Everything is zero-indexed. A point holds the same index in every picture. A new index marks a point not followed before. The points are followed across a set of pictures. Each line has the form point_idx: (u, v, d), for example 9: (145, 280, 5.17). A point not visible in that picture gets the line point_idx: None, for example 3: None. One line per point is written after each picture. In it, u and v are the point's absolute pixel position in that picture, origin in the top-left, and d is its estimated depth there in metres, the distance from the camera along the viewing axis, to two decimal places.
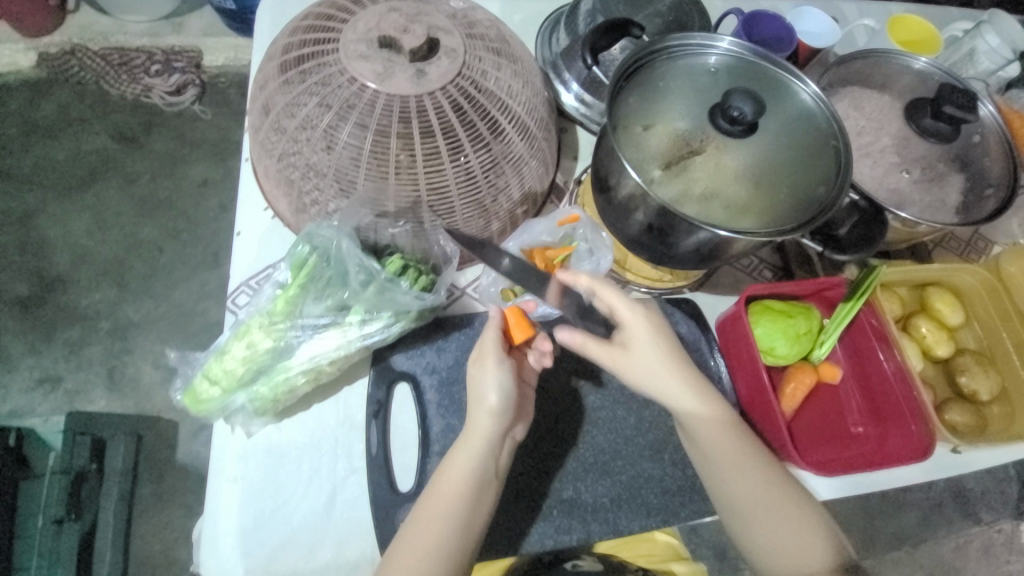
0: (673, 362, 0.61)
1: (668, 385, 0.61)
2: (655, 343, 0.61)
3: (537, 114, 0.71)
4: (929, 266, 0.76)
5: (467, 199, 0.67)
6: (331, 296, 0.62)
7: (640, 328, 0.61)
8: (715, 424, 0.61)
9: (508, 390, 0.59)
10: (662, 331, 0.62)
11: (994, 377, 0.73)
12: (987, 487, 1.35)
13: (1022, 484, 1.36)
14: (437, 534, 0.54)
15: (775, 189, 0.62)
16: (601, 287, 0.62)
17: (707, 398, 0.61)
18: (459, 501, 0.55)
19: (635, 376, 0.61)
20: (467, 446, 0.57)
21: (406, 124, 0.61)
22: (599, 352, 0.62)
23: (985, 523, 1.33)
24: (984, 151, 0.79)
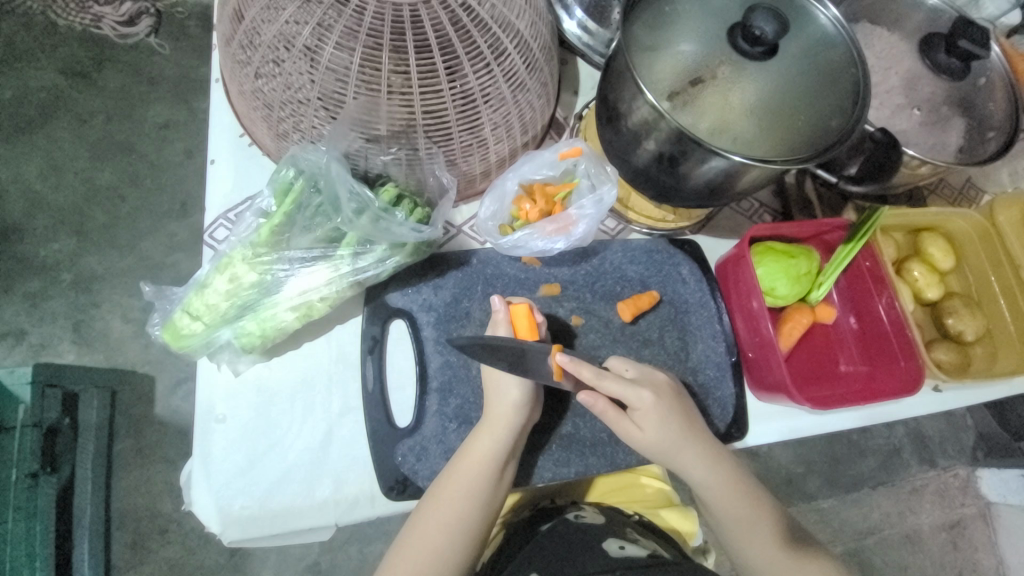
0: (676, 426, 0.62)
1: (665, 433, 0.62)
2: (665, 424, 0.61)
3: (540, 37, 0.66)
4: (926, 211, 0.77)
5: (464, 127, 0.62)
6: (320, 226, 0.58)
7: (649, 411, 0.60)
8: (703, 452, 0.63)
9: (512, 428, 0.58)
10: (671, 409, 0.62)
11: (980, 319, 0.75)
12: (944, 434, 1.45)
13: (978, 430, 1.45)
14: (436, 548, 0.55)
15: (790, 120, 0.60)
16: (604, 377, 0.59)
17: (708, 455, 0.63)
18: (455, 529, 0.56)
19: (643, 447, 0.62)
20: (489, 433, 0.58)
21: (400, 35, 0.56)
22: (613, 423, 0.62)
23: (941, 467, 1.43)
24: (991, 93, 0.78)
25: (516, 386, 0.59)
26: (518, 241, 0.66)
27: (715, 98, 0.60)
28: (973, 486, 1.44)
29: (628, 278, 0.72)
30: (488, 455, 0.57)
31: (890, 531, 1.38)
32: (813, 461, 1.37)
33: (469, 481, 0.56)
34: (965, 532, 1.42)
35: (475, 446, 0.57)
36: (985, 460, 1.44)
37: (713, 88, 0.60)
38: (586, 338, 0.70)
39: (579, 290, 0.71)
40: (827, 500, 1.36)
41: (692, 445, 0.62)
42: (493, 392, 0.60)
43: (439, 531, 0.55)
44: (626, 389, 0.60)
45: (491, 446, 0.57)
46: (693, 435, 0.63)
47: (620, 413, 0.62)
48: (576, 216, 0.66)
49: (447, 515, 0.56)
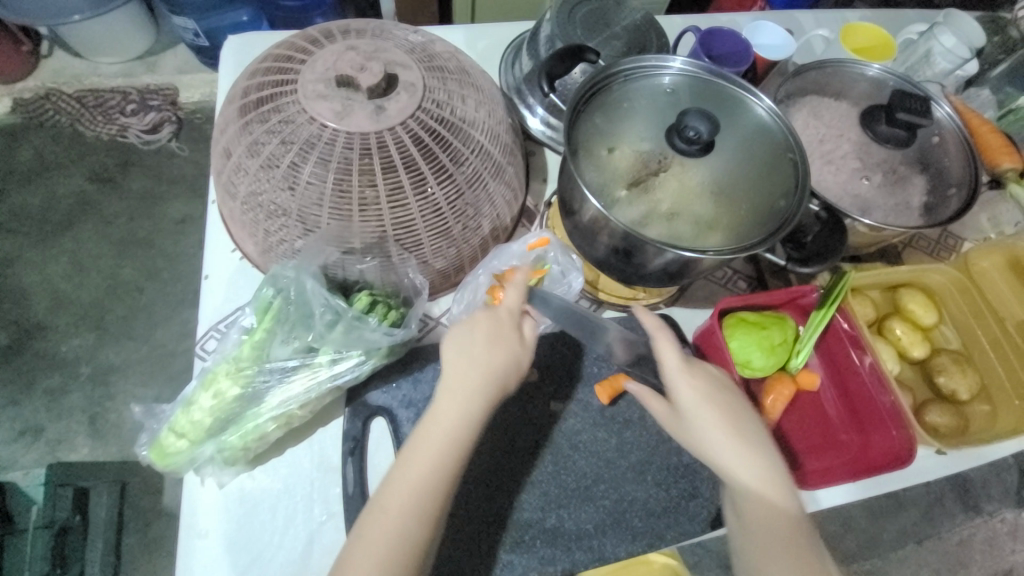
0: (733, 431, 0.59)
1: (709, 442, 0.60)
2: (706, 409, 0.60)
3: (501, 142, 0.72)
4: (898, 269, 0.77)
5: (435, 231, 0.67)
6: (297, 338, 0.60)
7: (691, 389, 0.61)
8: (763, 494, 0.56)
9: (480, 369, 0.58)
10: (712, 393, 0.61)
11: (972, 376, 0.73)
12: None
13: None
14: (397, 525, 0.51)
15: (740, 203, 0.63)
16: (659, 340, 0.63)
17: (749, 447, 0.59)
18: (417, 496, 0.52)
19: (687, 437, 0.62)
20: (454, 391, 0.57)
21: (368, 159, 0.62)
22: (659, 409, 0.63)
23: None
24: (944, 151, 0.80)
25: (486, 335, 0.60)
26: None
27: (667, 188, 0.63)
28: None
29: (605, 357, 0.73)
30: (459, 409, 0.56)
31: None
32: None
33: (442, 445, 0.54)
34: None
35: (443, 403, 0.56)
36: None
37: (665, 178, 0.63)
38: (566, 422, 0.69)
39: (557, 374, 0.72)
40: None
41: (731, 433, 0.59)
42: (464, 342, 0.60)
43: (402, 497, 0.52)
44: (677, 370, 0.62)
45: (455, 404, 0.56)
46: (760, 467, 0.57)
47: (663, 402, 0.63)
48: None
49: (415, 484, 0.52)
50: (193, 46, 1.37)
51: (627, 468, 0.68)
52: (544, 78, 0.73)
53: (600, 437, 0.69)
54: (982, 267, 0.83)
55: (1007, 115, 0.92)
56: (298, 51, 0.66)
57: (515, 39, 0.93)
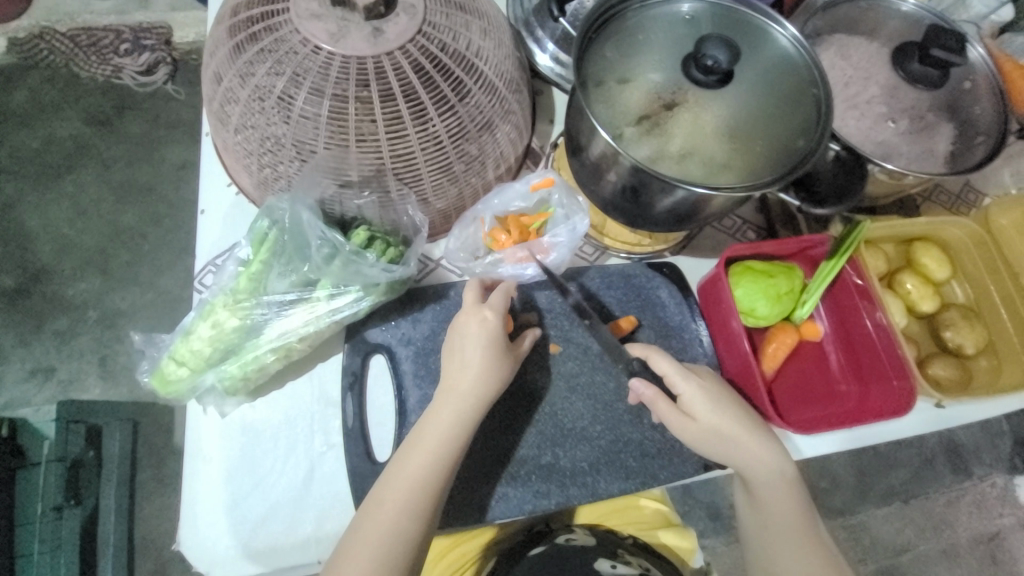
0: (748, 433, 0.61)
1: (725, 450, 0.61)
2: (718, 415, 0.62)
3: (506, 74, 0.68)
4: (915, 221, 0.74)
5: (435, 167, 0.65)
6: (295, 271, 0.60)
7: (699, 396, 0.62)
8: (779, 482, 0.61)
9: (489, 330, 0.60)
10: (718, 394, 0.63)
11: (980, 331, 0.72)
12: (979, 442, 1.38)
13: (1013, 437, 1.38)
14: (419, 472, 0.55)
15: (756, 141, 0.60)
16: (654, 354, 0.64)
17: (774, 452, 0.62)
18: (445, 444, 0.56)
19: (696, 442, 0.62)
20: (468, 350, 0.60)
21: (365, 86, 0.58)
22: (668, 413, 0.62)
23: (977, 477, 1.36)
24: (977, 97, 0.76)
25: (477, 347, 0.59)
26: (484, 270, 0.70)
27: (680, 124, 0.60)
28: (1013, 495, 1.35)
29: (606, 303, 0.73)
30: (448, 417, 0.57)
31: (926, 546, 1.31)
32: (838, 475, 1.32)
33: (432, 455, 0.56)
34: (1008, 546, 1.34)
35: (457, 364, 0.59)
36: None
37: (677, 114, 0.60)
38: (566, 365, 0.69)
39: (557, 317, 0.71)
40: (854, 514, 1.31)
41: (751, 440, 0.61)
42: (454, 352, 0.60)
43: (431, 443, 0.56)
44: (681, 375, 0.63)
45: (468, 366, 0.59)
46: (773, 460, 0.61)
47: (672, 405, 0.62)
48: (550, 247, 0.69)
49: (406, 490, 0.54)
50: None
51: (623, 411, 0.68)
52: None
53: (599, 381, 0.69)
54: (1001, 225, 0.77)
55: None
56: None
57: None
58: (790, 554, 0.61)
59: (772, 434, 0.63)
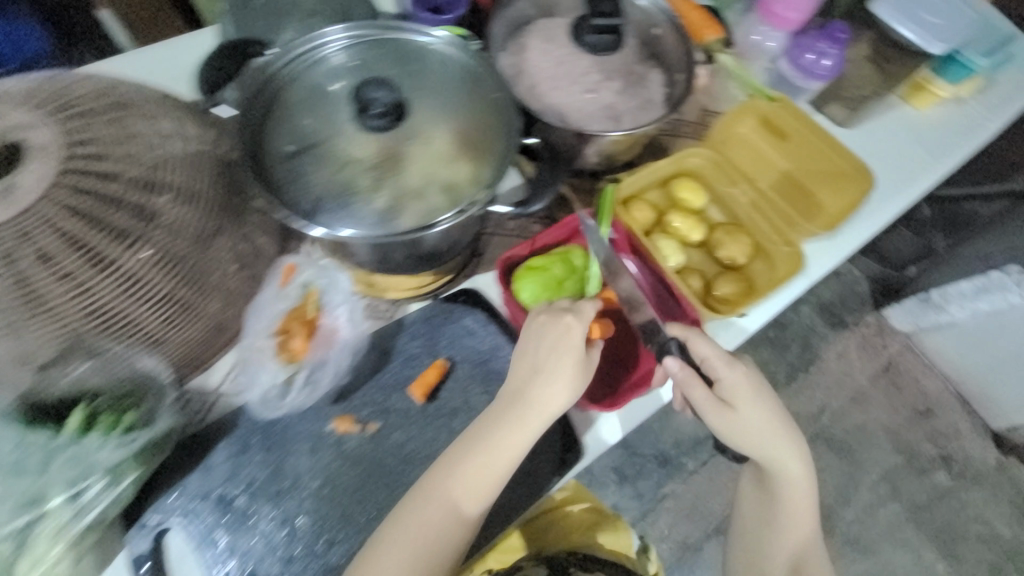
0: (781, 421, 0.67)
1: (754, 438, 0.67)
2: (755, 402, 0.66)
3: (206, 171, 0.61)
4: (657, 165, 0.81)
5: (152, 303, 0.57)
6: (10, 495, 0.51)
7: (740, 383, 0.65)
8: (792, 460, 0.69)
9: (566, 384, 0.60)
10: (758, 386, 0.67)
11: (744, 240, 0.78)
12: (842, 295, 1.55)
13: (866, 278, 1.56)
14: (425, 541, 0.57)
15: (468, 155, 0.62)
16: (696, 340, 0.64)
17: (795, 437, 0.69)
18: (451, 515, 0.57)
19: (726, 428, 0.66)
20: (535, 411, 0.59)
21: (15, 257, 0.51)
22: (705, 401, 0.65)
23: (852, 325, 1.53)
24: (664, 40, 0.83)
25: (558, 360, 0.60)
26: (311, 379, 0.65)
27: (394, 166, 0.59)
28: (885, 326, 1.53)
29: (414, 356, 0.69)
30: (474, 466, 0.58)
31: (838, 402, 1.47)
32: None
33: (440, 515, 0.57)
34: (903, 370, 1.51)
35: (508, 433, 0.59)
36: (884, 302, 1.52)
37: (386, 161, 0.59)
38: (392, 437, 0.64)
39: (368, 394, 0.66)
40: None
41: (778, 425, 0.67)
42: (536, 370, 0.61)
43: (438, 505, 0.57)
44: (731, 367, 0.65)
45: (530, 424, 0.59)
46: (791, 449, 0.69)
47: (706, 391, 0.64)
48: (334, 319, 0.67)
49: (407, 549, 0.56)
50: None
51: None
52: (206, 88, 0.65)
53: (430, 439, 0.65)
54: (739, 133, 0.89)
55: None
56: None
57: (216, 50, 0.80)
58: (783, 518, 0.74)
59: (785, 422, 0.68)
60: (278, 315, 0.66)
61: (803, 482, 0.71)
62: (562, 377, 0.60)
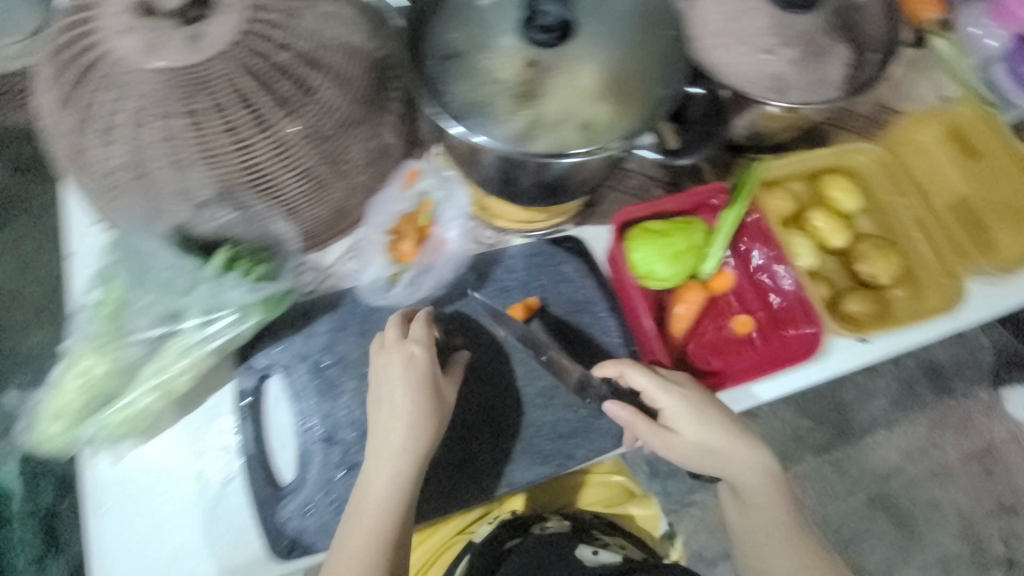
0: (735, 436, 0.62)
1: (721, 457, 0.63)
2: (701, 427, 0.61)
3: (364, 64, 0.64)
4: (815, 154, 0.72)
5: (294, 172, 0.60)
6: (157, 305, 0.57)
7: (675, 410, 0.61)
8: (761, 477, 0.64)
9: (398, 403, 0.58)
10: (703, 408, 0.61)
11: (895, 258, 0.70)
12: (958, 360, 1.38)
13: (993, 350, 1.39)
14: (365, 531, 0.55)
15: (620, 95, 0.57)
16: (631, 371, 0.61)
17: (759, 454, 0.64)
18: (386, 508, 0.56)
19: (681, 456, 0.62)
20: (388, 422, 0.58)
21: (195, 99, 0.55)
22: (648, 433, 0.61)
23: (960, 395, 1.36)
24: (867, 14, 0.71)
25: (404, 389, 0.58)
26: (417, 280, 0.68)
27: (545, 88, 0.57)
28: (994, 405, 1.36)
29: (509, 287, 0.70)
30: (394, 454, 0.57)
31: (914, 470, 1.31)
32: (820, 413, 1.33)
33: (379, 503, 0.56)
34: (1001, 459, 1.34)
35: (387, 431, 0.57)
36: (1006, 379, 1.37)
37: (540, 82, 0.57)
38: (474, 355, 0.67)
39: (456, 310, 0.68)
40: (840, 449, 1.31)
41: (737, 446, 0.63)
42: (383, 399, 0.59)
43: (373, 506, 0.56)
44: (664, 392, 0.61)
45: (399, 431, 0.57)
46: (757, 461, 0.64)
47: (650, 424, 0.61)
48: (445, 229, 0.70)
49: (366, 530, 0.55)
50: None
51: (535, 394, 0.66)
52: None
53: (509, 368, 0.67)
54: (921, 141, 0.78)
55: None
56: None
57: None
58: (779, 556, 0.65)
59: (749, 446, 0.64)
60: (396, 216, 0.69)
61: (778, 507, 0.65)
62: (428, 393, 0.59)
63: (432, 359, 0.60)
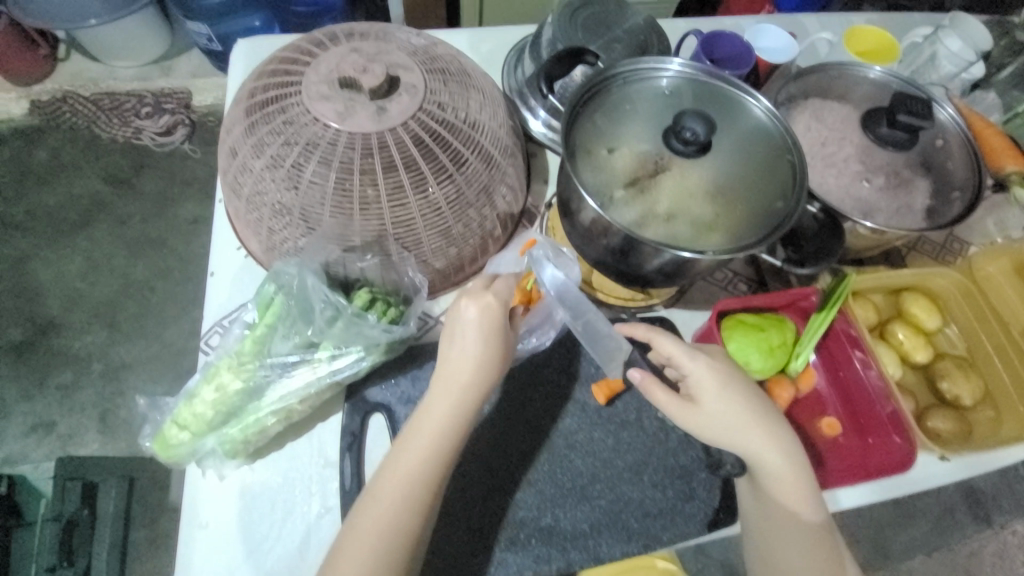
0: (758, 416, 0.61)
1: (737, 431, 0.61)
2: (724, 399, 0.61)
3: (503, 145, 0.73)
4: (901, 273, 0.77)
5: (434, 230, 0.68)
6: (298, 333, 0.62)
7: (705, 378, 0.62)
8: (784, 472, 0.60)
9: (473, 333, 0.59)
10: (729, 381, 0.62)
11: (976, 381, 0.73)
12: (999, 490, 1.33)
13: None
14: (412, 469, 0.55)
15: (737, 202, 0.64)
16: (657, 337, 0.64)
17: (788, 444, 0.61)
18: (439, 440, 0.56)
19: (704, 427, 0.62)
20: (459, 346, 0.59)
21: (369, 161, 0.63)
22: (666, 399, 0.62)
23: (996, 525, 1.29)
24: (948, 154, 0.79)
25: (477, 334, 0.59)
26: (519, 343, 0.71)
27: (671, 185, 0.64)
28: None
29: None
30: (454, 401, 0.58)
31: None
32: (856, 529, 1.27)
33: (434, 431, 0.57)
34: None
35: (457, 354, 0.59)
36: None
37: (665, 179, 0.64)
38: (566, 421, 0.70)
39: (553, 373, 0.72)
40: (875, 570, 1.24)
41: (762, 425, 0.61)
42: (456, 335, 0.60)
43: (427, 432, 0.57)
44: (691, 359, 0.63)
45: (467, 358, 0.59)
46: (779, 446, 0.61)
47: (670, 393, 0.62)
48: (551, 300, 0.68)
49: (405, 475, 0.55)
50: (208, 50, 1.39)
51: (622, 468, 0.68)
52: (544, 78, 0.78)
53: (598, 437, 0.69)
54: (988, 273, 0.80)
55: (1013, 118, 0.90)
56: (302, 54, 0.67)
57: (519, 42, 0.94)
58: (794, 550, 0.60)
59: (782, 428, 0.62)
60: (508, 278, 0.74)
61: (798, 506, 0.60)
62: (494, 342, 0.60)
63: (503, 311, 0.61)
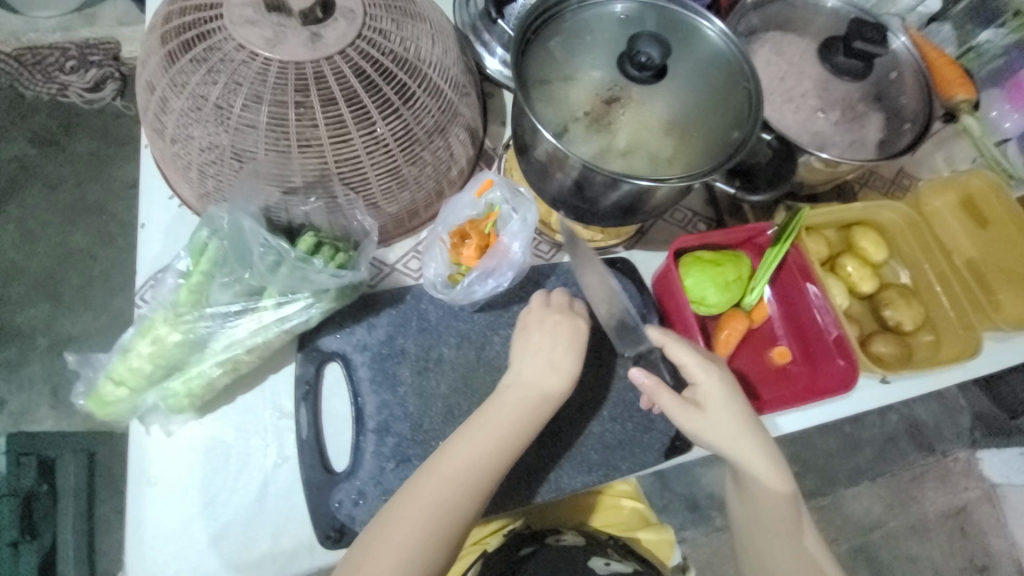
0: (752, 425, 0.61)
1: (729, 441, 0.61)
2: (724, 408, 0.61)
3: (454, 79, 0.68)
4: (852, 206, 0.78)
5: (382, 170, 0.64)
6: (240, 282, 0.59)
7: (712, 384, 0.62)
8: (768, 475, 0.61)
9: (544, 358, 0.61)
10: (732, 389, 0.62)
11: (917, 307, 0.76)
12: (940, 419, 1.43)
13: (973, 414, 1.43)
14: (437, 495, 0.53)
15: (693, 134, 0.62)
16: (673, 344, 0.62)
17: (772, 451, 0.62)
18: (477, 466, 0.55)
19: (700, 433, 0.61)
20: (528, 368, 0.61)
21: (304, 92, 0.58)
22: (672, 404, 0.61)
23: (939, 453, 1.40)
24: (903, 87, 0.79)
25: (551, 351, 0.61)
26: (474, 284, 0.67)
27: (626, 117, 0.62)
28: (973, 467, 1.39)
29: None
30: (514, 437, 0.57)
31: (895, 522, 1.34)
32: (808, 459, 1.35)
33: (476, 455, 0.55)
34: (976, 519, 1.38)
35: (524, 376, 0.60)
36: (983, 441, 1.41)
37: (619, 111, 0.62)
38: None
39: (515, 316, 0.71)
40: (827, 496, 1.33)
41: (754, 434, 0.61)
42: (528, 355, 0.62)
43: (468, 454, 0.55)
44: (700, 365, 0.62)
45: (535, 384, 0.60)
46: (764, 452, 0.61)
47: (675, 396, 0.61)
48: (511, 240, 0.68)
49: (429, 502, 0.53)
50: None
51: (583, 405, 0.69)
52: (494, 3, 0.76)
53: None
54: (934, 207, 0.84)
55: (968, 52, 0.91)
56: None
57: None
58: (775, 548, 0.62)
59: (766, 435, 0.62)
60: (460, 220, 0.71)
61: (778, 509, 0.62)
62: (564, 363, 0.61)
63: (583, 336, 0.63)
